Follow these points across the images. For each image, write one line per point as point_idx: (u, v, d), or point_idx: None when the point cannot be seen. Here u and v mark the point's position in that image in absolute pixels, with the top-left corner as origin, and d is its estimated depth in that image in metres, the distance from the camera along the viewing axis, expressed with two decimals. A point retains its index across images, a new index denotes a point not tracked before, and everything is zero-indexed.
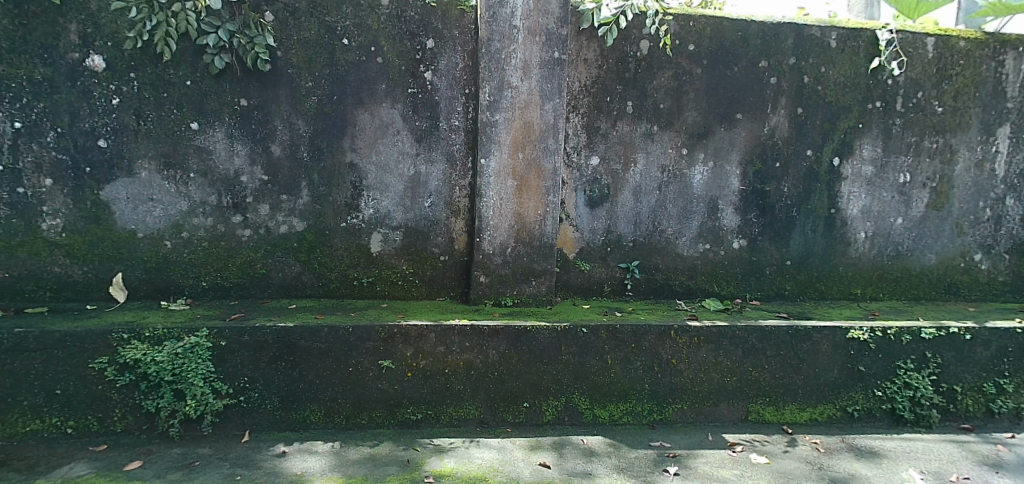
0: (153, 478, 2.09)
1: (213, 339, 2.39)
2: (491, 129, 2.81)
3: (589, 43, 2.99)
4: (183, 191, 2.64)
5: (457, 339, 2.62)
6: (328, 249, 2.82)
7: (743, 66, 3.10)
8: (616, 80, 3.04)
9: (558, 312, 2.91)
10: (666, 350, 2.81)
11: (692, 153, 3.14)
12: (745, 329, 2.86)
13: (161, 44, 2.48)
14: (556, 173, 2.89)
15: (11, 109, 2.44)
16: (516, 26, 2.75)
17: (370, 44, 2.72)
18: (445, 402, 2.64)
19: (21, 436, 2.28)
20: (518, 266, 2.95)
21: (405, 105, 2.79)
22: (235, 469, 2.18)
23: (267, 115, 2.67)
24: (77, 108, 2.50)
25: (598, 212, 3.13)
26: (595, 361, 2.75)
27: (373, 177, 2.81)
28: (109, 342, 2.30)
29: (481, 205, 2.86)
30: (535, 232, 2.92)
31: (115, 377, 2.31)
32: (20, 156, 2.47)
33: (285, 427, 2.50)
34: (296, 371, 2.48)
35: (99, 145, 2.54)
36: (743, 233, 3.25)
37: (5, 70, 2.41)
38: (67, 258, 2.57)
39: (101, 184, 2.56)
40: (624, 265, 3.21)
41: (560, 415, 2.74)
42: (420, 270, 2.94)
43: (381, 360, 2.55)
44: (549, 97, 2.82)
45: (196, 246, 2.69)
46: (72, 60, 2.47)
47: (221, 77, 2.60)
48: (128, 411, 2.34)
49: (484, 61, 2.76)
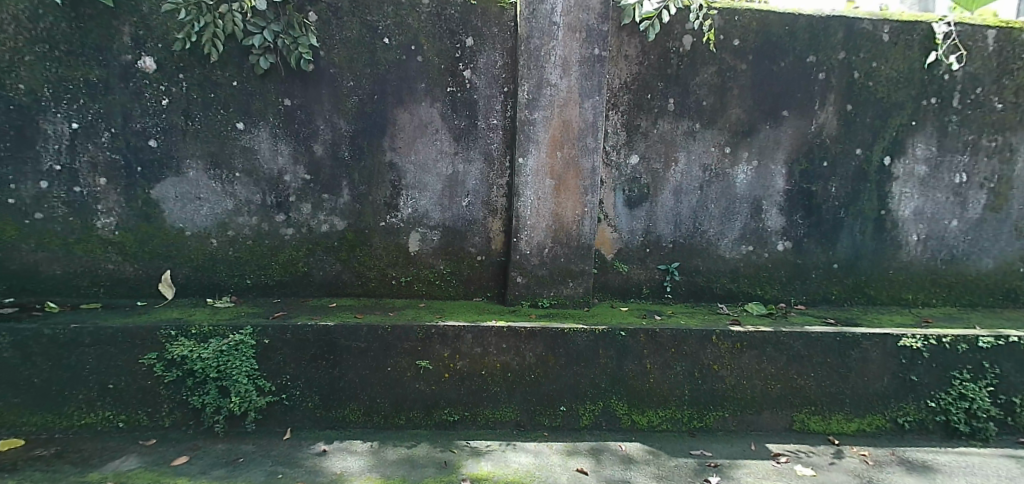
0: (198, 474, 2.13)
1: (256, 337, 2.41)
2: (529, 128, 2.77)
3: (630, 39, 2.93)
4: (229, 190, 2.68)
5: (494, 341, 2.59)
6: (367, 248, 2.83)
7: (792, 61, 2.98)
8: (658, 77, 2.96)
9: (596, 314, 2.85)
10: (707, 355, 2.73)
11: (736, 151, 3.04)
12: (790, 335, 2.75)
13: (208, 45, 2.51)
14: (594, 173, 2.83)
15: (69, 110, 2.51)
16: (556, 22, 2.71)
17: (410, 43, 2.72)
18: (482, 404, 2.62)
19: (76, 429, 2.34)
20: (556, 267, 2.91)
21: (444, 104, 2.77)
22: (277, 467, 2.20)
23: (310, 115, 2.69)
24: (130, 109, 2.56)
25: (637, 212, 3.06)
26: (633, 365, 2.69)
27: (412, 176, 2.81)
28: (158, 339, 2.35)
29: (519, 205, 2.83)
30: (573, 232, 2.87)
31: (164, 373, 2.36)
32: (78, 156, 2.55)
33: (326, 425, 2.52)
34: (336, 370, 2.50)
35: (150, 145, 2.60)
36: (790, 236, 3.13)
37: (65, 72, 2.49)
38: (120, 255, 2.65)
39: (152, 183, 2.62)
40: (663, 267, 3.13)
41: (597, 420, 2.70)
42: (457, 269, 2.93)
43: (419, 361, 2.55)
44: (588, 95, 2.77)
45: (240, 244, 2.73)
46: (126, 62, 2.53)
47: (266, 78, 2.63)
48: (176, 406, 2.39)
49: (524, 59, 2.73)
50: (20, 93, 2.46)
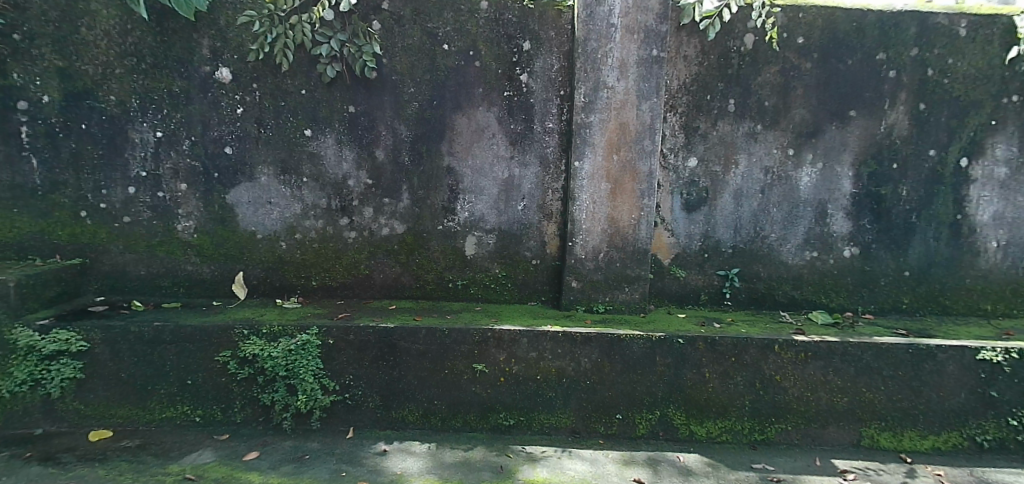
0: (268, 469, 2.20)
1: (322, 337, 2.48)
2: (585, 131, 2.74)
3: (689, 39, 2.86)
4: (297, 195, 2.77)
5: (549, 345, 2.58)
6: (426, 251, 2.87)
7: (862, 59, 2.85)
8: (718, 78, 2.88)
9: (654, 321, 2.79)
10: (769, 365, 2.63)
11: (800, 153, 2.92)
12: (859, 346, 2.62)
13: (280, 56, 2.62)
14: (651, 176, 2.78)
15: (153, 120, 2.66)
16: (614, 24, 2.68)
17: (469, 49, 2.74)
18: (537, 409, 2.62)
19: (158, 422, 2.47)
20: (611, 272, 2.87)
21: (501, 109, 2.79)
22: (340, 465, 2.26)
23: (373, 121, 2.75)
24: (208, 118, 2.69)
25: (695, 216, 2.98)
26: (692, 374, 2.62)
27: (469, 180, 2.83)
28: (231, 337, 2.45)
29: (574, 209, 2.81)
30: (629, 236, 2.83)
31: (236, 371, 2.46)
32: (161, 163, 2.70)
33: (386, 425, 2.57)
34: (395, 371, 2.54)
35: (226, 152, 2.72)
36: (858, 241, 2.99)
37: (150, 84, 2.64)
38: (198, 257, 2.78)
39: (227, 189, 2.74)
40: (722, 273, 3.04)
41: (654, 429, 2.64)
42: (512, 273, 2.93)
43: (475, 364, 2.57)
44: (646, 97, 2.73)
45: (307, 247, 2.82)
46: (204, 73, 2.65)
47: (332, 86, 2.71)
48: (247, 403, 2.49)
49: (581, 61, 2.71)
50: (111, 104, 2.63)
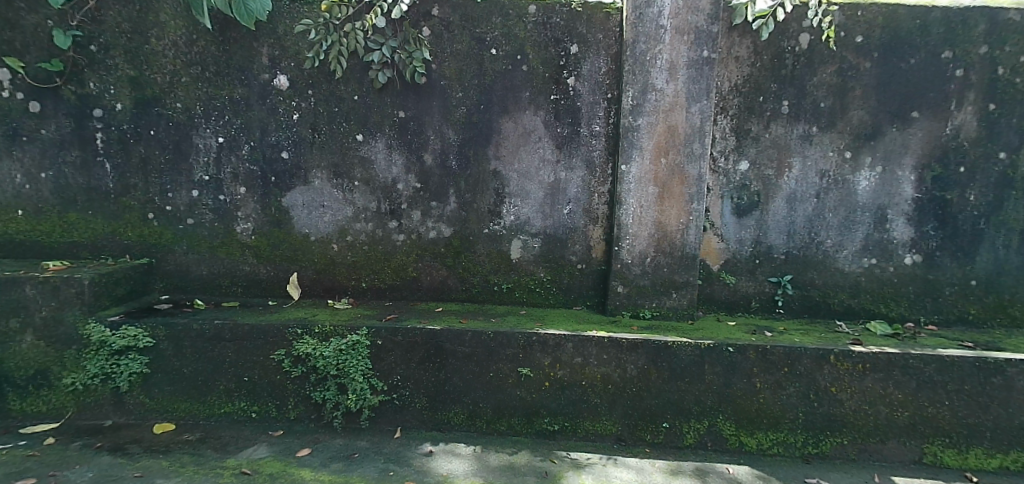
0: (319, 466, 2.26)
1: (371, 338, 2.53)
2: (633, 134, 2.71)
3: (741, 40, 2.79)
4: (348, 198, 2.84)
5: (594, 351, 2.55)
6: (472, 255, 2.89)
7: (927, 58, 2.71)
8: (771, 79, 2.80)
9: (703, 328, 2.72)
10: (824, 377, 2.52)
11: (858, 156, 2.80)
12: (921, 358, 2.48)
13: (334, 62, 2.69)
14: (701, 180, 2.71)
15: (216, 126, 2.77)
16: (663, 25, 2.64)
17: (517, 53, 2.75)
18: (583, 415, 2.59)
19: (217, 417, 2.57)
20: (658, 277, 2.81)
21: (547, 112, 2.78)
22: (388, 465, 2.29)
23: (422, 126, 2.79)
24: (267, 124, 2.78)
25: (746, 221, 2.90)
26: (742, 383, 2.54)
27: (515, 184, 2.84)
28: (286, 336, 2.52)
29: (621, 213, 2.77)
30: (678, 241, 2.77)
31: (290, 369, 2.53)
32: (222, 167, 2.81)
33: (432, 427, 2.59)
34: (441, 373, 2.57)
35: (282, 156, 2.81)
36: (921, 249, 2.84)
37: (213, 91, 2.75)
38: (255, 258, 2.88)
39: (283, 192, 2.83)
40: (774, 280, 2.94)
41: (702, 439, 2.58)
42: (557, 278, 2.91)
43: (520, 368, 2.56)
44: (695, 99, 2.67)
45: (357, 249, 2.88)
46: (263, 81, 2.75)
47: (383, 91, 2.77)
48: (300, 401, 2.56)
49: (629, 64, 2.68)
50: (177, 111, 2.76)
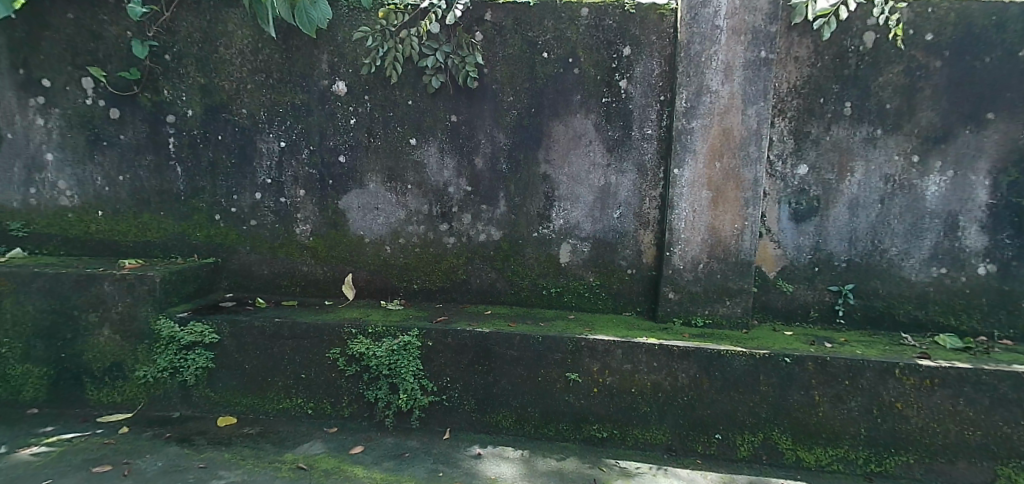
0: (371, 464, 2.30)
1: (421, 339, 2.56)
2: (686, 137, 2.65)
3: (801, 39, 2.69)
4: (401, 201, 2.89)
5: (644, 358, 2.51)
6: (521, 258, 2.89)
7: (1004, 56, 2.55)
8: (833, 79, 2.69)
9: (758, 337, 2.63)
10: (889, 392, 2.39)
11: (926, 160, 2.66)
12: (995, 375, 2.32)
13: (390, 68, 2.75)
14: (757, 184, 2.63)
15: (278, 131, 2.87)
16: (719, 26, 2.57)
17: (569, 56, 2.74)
18: (633, 423, 2.55)
19: (276, 412, 2.65)
20: (711, 284, 2.73)
21: (599, 115, 2.75)
22: (437, 465, 2.31)
23: (473, 129, 2.81)
24: (325, 129, 2.86)
25: (804, 227, 2.79)
26: (800, 396, 2.45)
27: (565, 188, 2.82)
28: (340, 336, 2.58)
29: (672, 218, 2.71)
30: (732, 247, 2.69)
31: (345, 367, 2.59)
32: (283, 171, 2.90)
33: (480, 429, 2.60)
34: (490, 376, 2.57)
35: (339, 160, 2.88)
36: (996, 258, 2.66)
37: (276, 98, 2.85)
38: (313, 259, 2.96)
39: (339, 195, 2.90)
40: (835, 289, 2.82)
41: (757, 452, 2.49)
42: (606, 283, 2.88)
43: (568, 373, 2.54)
44: (752, 101, 2.59)
45: (409, 251, 2.93)
46: (322, 87, 2.84)
47: (436, 96, 2.80)
48: (353, 399, 2.62)
49: (683, 65, 2.62)
50: (243, 117, 2.87)
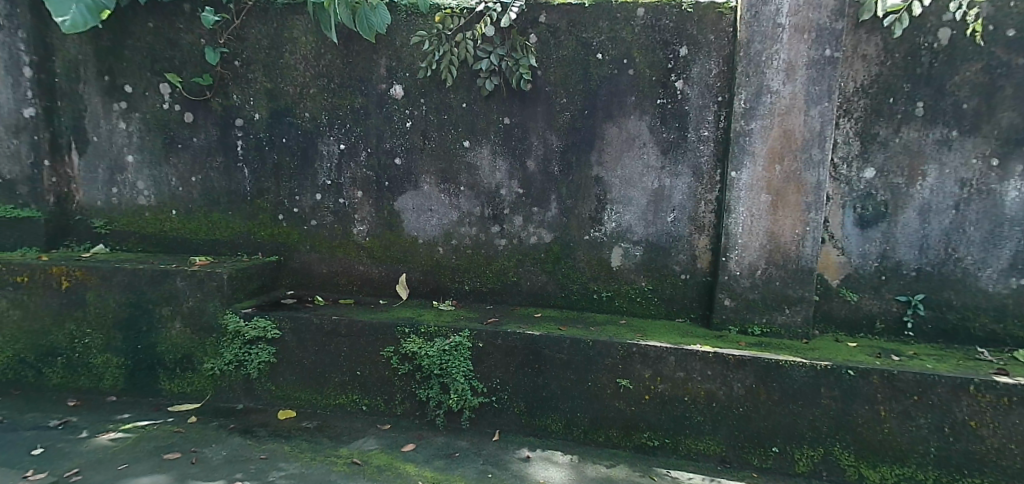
0: (422, 462, 2.33)
1: (472, 339, 2.58)
2: (745, 139, 2.56)
3: (869, 37, 2.57)
4: (454, 203, 2.92)
5: (698, 366, 2.44)
6: (572, 261, 2.87)
7: None
8: (904, 78, 2.55)
9: (819, 348, 2.52)
10: (963, 410, 2.24)
11: (1007, 164, 2.48)
12: None
13: (446, 71, 2.79)
14: (821, 188, 2.51)
15: (338, 134, 2.96)
16: (781, 24, 2.48)
17: (624, 57, 2.70)
18: (685, 433, 2.49)
19: (332, 407, 2.72)
20: (770, 291, 2.63)
21: (654, 117, 2.71)
22: (487, 467, 2.32)
23: (526, 132, 2.81)
24: (382, 131, 2.93)
25: (870, 234, 2.66)
26: (865, 411, 2.33)
27: (618, 191, 2.78)
28: (394, 335, 2.62)
29: (729, 222, 2.63)
30: (792, 253, 2.58)
31: (398, 366, 2.63)
32: (342, 173, 2.98)
33: (529, 432, 2.60)
34: (540, 379, 2.57)
35: (395, 162, 2.94)
36: None
37: (336, 101, 2.94)
38: (369, 259, 3.03)
39: (395, 197, 2.96)
40: (903, 299, 2.67)
41: (818, 468, 2.39)
42: (659, 288, 2.82)
43: (619, 379, 2.50)
44: (816, 101, 2.48)
45: (461, 252, 2.95)
46: (380, 91, 2.90)
47: (489, 99, 2.82)
48: (405, 397, 2.66)
49: (742, 65, 2.54)
50: (305, 120, 2.97)
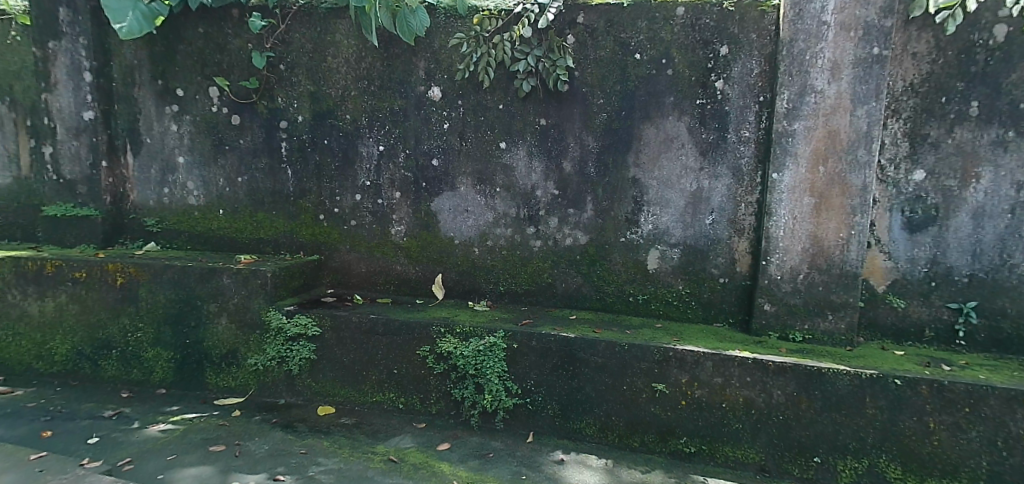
0: (457, 462, 2.34)
1: (507, 340, 2.58)
2: (787, 140, 2.50)
3: (920, 34, 2.47)
4: (491, 204, 2.93)
5: (736, 372, 2.39)
6: (608, 263, 2.85)
7: None
8: (956, 76, 2.45)
9: (864, 356, 2.44)
10: (1021, 424, 2.13)
11: None
12: None
13: (483, 73, 2.80)
14: (867, 190, 2.43)
15: (378, 135, 3.00)
16: (826, 22, 2.40)
17: (662, 57, 2.67)
18: (723, 440, 2.44)
19: (369, 405, 2.77)
20: (812, 296, 2.56)
21: (692, 117, 2.66)
22: (521, 468, 2.32)
23: (562, 133, 2.81)
24: (420, 133, 2.96)
25: (920, 238, 2.56)
26: (913, 422, 2.24)
27: (655, 192, 2.75)
28: (430, 334, 2.65)
29: (770, 225, 2.57)
30: (836, 257, 2.51)
31: (434, 365, 2.65)
32: (381, 174, 3.03)
33: (563, 434, 2.59)
34: (575, 381, 2.55)
35: (432, 164, 2.97)
36: None
37: (376, 103, 2.99)
38: (406, 259, 3.07)
39: (432, 198, 2.99)
40: (954, 307, 2.56)
41: (862, 481, 2.31)
42: (696, 291, 2.78)
43: (655, 383, 2.47)
44: (862, 101, 2.40)
45: (496, 253, 2.96)
46: (419, 93, 2.94)
47: (526, 100, 2.82)
48: (441, 397, 2.68)
49: (785, 64, 2.48)
50: (345, 122, 3.03)
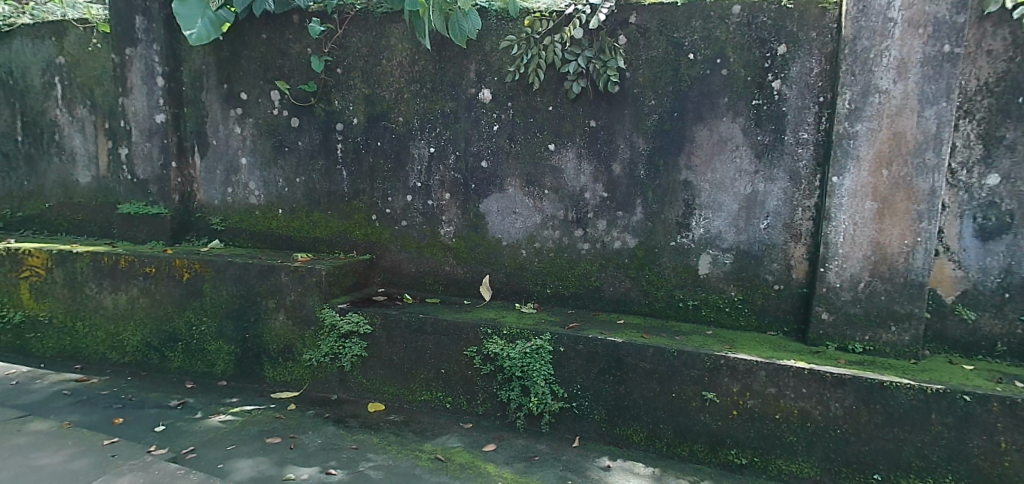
0: (503, 463, 2.35)
1: (553, 343, 2.57)
2: (848, 142, 2.40)
3: (996, 30, 2.33)
4: (539, 206, 2.93)
5: (792, 383, 2.31)
6: (657, 268, 2.80)
7: None
8: None
9: (930, 370, 2.31)
10: None
11: None
12: None
13: (533, 75, 2.80)
14: (935, 195, 2.30)
15: (429, 137, 3.05)
16: (893, 18, 2.29)
17: (717, 56, 2.61)
18: (777, 452, 2.36)
19: (417, 403, 2.81)
20: (874, 305, 2.44)
21: (747, 119, 2.59)
22: (567, 473, 2.30)
23: (612, 135, 2.78)
24: (470, 135, 2.98)
25: (993, 246, 2.41)
26: (985, 442, 2.11)
27: (707, 196, 2.69)
28: (477, 335, 2.67)
29: (829, 230, 2.47)
30: (900, 265, 2.38)
31: (480, 366, 2.67)
32: (431, 175, 3.07)
33: (610, 440, 2.56)
34: (622, 387, 2.52)
35: (482, 165, 2.99)
36: None
37: (427, 105, 3.03)
38: (455, 260, 3.10)
39: (481, 199, 3.01)
40: None
41: None
42: (750, 298, 2.70)
43: (704, 392, 2.41)
44: (932, 101, 2.28)
45: (544, 255, 2.96)
46: (469, 95, 2.96)
47: (576, 102, 2.81)
48: (487, 398, 2.70)
49: (847, 63, 2.38)
50: (398, 124, 3.09)
